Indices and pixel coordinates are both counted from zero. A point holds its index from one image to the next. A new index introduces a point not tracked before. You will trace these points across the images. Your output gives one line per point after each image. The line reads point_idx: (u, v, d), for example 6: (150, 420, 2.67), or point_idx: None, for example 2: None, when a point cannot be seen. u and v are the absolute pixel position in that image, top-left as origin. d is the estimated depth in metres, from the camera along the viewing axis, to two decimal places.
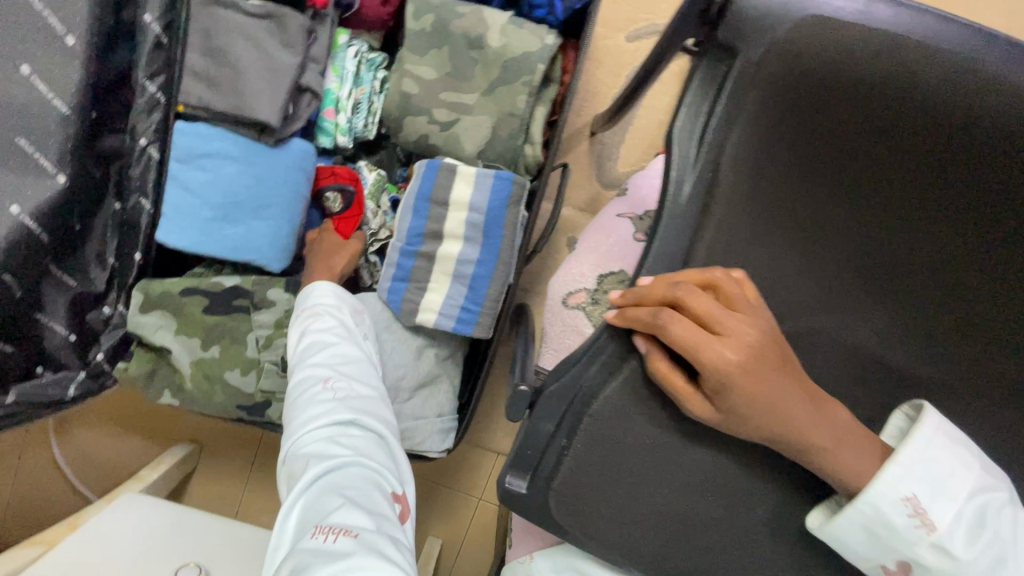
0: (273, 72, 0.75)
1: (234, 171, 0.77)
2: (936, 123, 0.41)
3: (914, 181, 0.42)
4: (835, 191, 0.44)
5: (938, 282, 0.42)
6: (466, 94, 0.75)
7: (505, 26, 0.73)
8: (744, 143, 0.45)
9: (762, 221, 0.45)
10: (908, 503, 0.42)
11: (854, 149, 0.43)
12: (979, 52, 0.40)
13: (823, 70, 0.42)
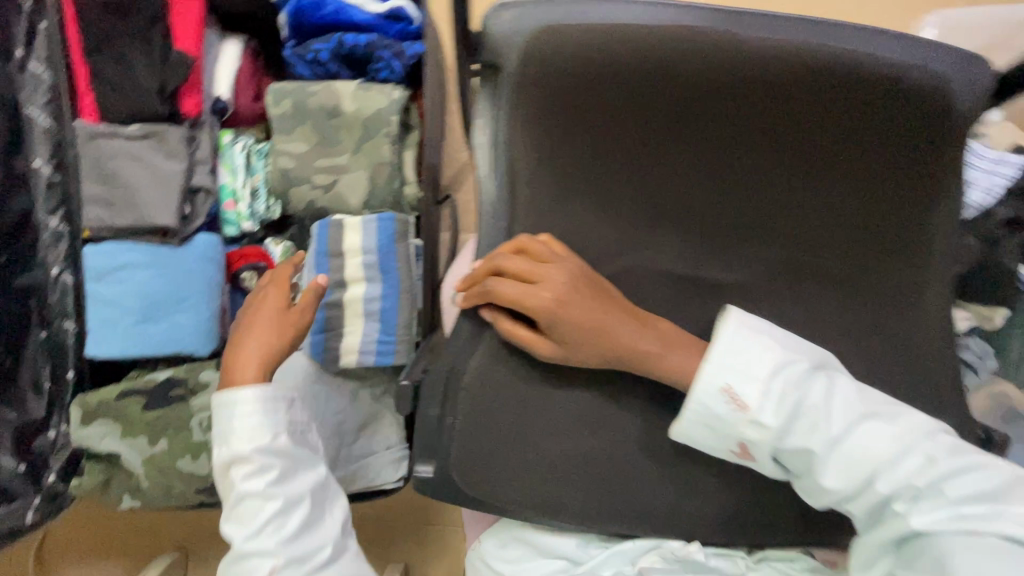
0: (162, 181, 0.84)
1: (147, 275, 0.83)
2: (658, 88, 0.52)
3: (658, 136, 0.53)
4: (606, 157, 0.54)
5: (695, 206, 0.54)
6: (338, 156, 0.85)
7: (355, 92, 0.83)
8: (529, 137, 0.54)
9: (559, 196, 0.54)
10: (725, 393, 0.50)
11: (610, 121, 0.53)
12: (675, 25, 0.51)
13: (569, 68, 0.51)
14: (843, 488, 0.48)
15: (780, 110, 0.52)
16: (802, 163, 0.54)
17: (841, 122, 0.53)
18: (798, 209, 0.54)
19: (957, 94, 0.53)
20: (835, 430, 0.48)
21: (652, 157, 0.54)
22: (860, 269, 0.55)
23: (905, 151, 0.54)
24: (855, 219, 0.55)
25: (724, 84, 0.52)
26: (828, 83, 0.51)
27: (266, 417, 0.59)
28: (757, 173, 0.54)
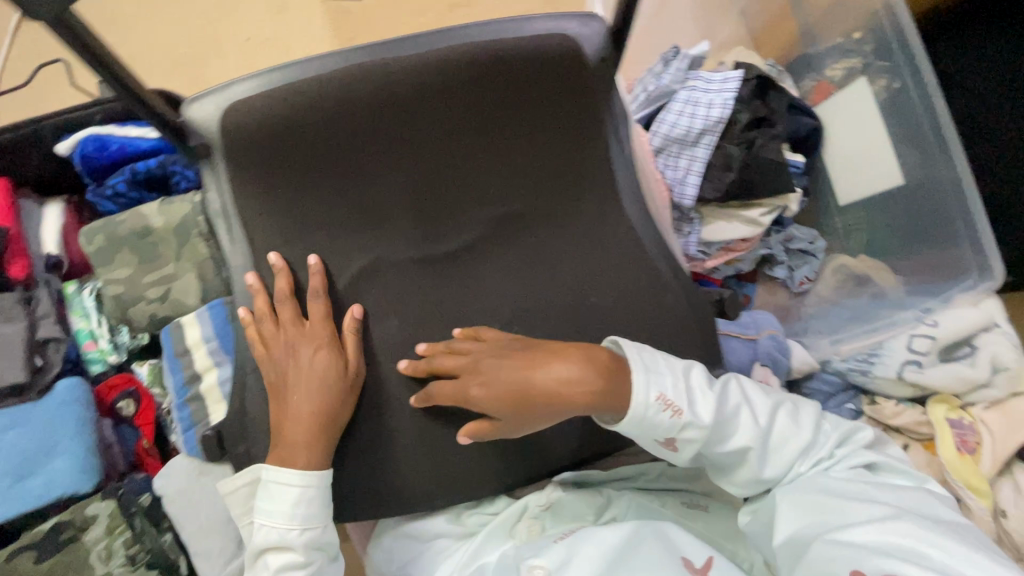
0: (6, 344, 0.90)
1: (14, 435, 0.88)
2: (342, 129, 0.62)
3: (358, 164, 0.63)
4: (325, 195, 0.63)
5: (409, 210, 0.65)
6: (162, 267, 0.92)
7: (159, 209, 0.92)
8: (250, 194, 0.62)
9: (296, 236, 0.63)
10: (661, 397, 0.59)
11: (317, 166, 0.63)
12: (333, 76, 0.60)
13: (261, 134, 0.61)
14: (751, 461, 0.62)
15: (445, 116, 0.64)
16: (486, 147, 0.65)
17: (499, 100, 0.64)
18: (495, 176, 0.65)
19: (581, 47, 0.64)
20: (749, 419, 0.62)
21: (359, 177, 0.64)
22: (561, 205, 0.63)
23: (561, 105, 0.65)
24: (542, 168, 0.64)
25: (395, 110, 0.62)
26: (474, 73, 0.62)
27: (319, 514, 0.63)
28: (450, 161, 0.65)
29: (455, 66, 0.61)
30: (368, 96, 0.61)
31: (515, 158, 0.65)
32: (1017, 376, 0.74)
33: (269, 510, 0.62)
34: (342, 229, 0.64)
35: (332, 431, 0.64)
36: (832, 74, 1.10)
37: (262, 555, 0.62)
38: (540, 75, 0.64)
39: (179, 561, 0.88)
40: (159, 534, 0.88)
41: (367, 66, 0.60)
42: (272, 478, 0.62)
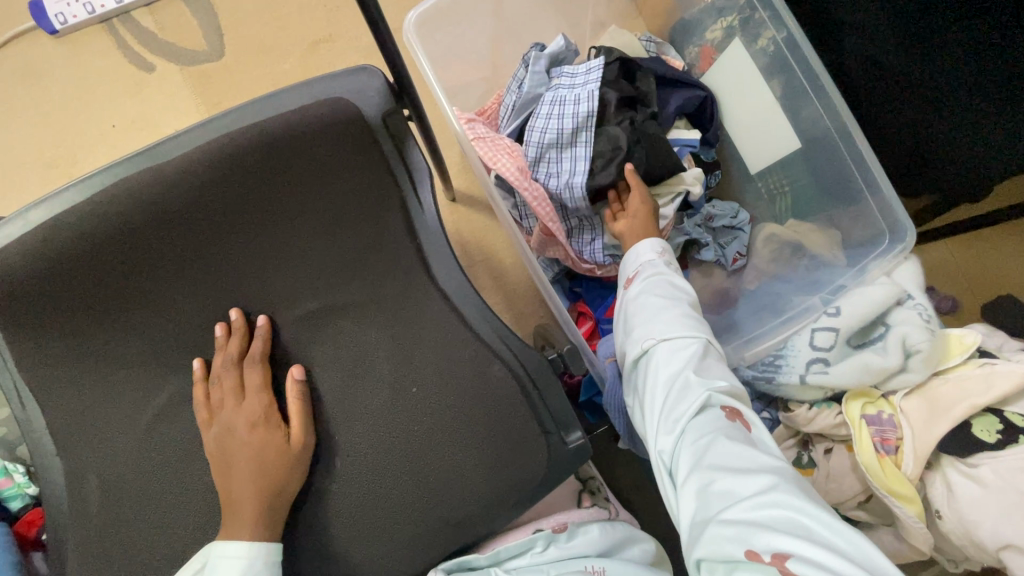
0: None
1: None
2: (117, 259, 0.54)
3: (150, 288, 0.56)
4: (120, 328, 0.56)
5: (221, 317, 0.59)
6: None
7: None
8: (18, 356, 0.54)
9: (89, 387, 0.56)
10: (657, 247, 0.75)
11: (102, 301, 0.55)
12: (89, 204, 0.52)
13: (19, 285, 0.52)
14: (666, 322, 0.63)
15: (228, 214, 0.55)
16: (288, 237, 0.57)
17: (280, 188, 0.56)
18: (297, 273, 0.58)
19: (359, 107, 0.56)
20: (689, 297, 0.67)
21: (147, 306, 0.57)
22: (373, 290, 0.58)
23: (353, 177, 0.57)
24: (348, 253, 0.58)
25: (174, 224, 0.54)
26: (242, 167, 0.54)
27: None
28: (246, 267, 0.58)
29: (216, 164, 0.54)
30: (124, 220, 0.53)
31: (314, 249, 0.58)
32: (933, 357, 0.67)
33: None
34: (147, 366, 0.58)
35: (277, 505, 0.52)
36: (712, 37, 1.01)
37: None
38: (319, 151, 0.55)
39: None
40: None
41: (118, 185, 0.53)
42: (218, 550, 0.50)
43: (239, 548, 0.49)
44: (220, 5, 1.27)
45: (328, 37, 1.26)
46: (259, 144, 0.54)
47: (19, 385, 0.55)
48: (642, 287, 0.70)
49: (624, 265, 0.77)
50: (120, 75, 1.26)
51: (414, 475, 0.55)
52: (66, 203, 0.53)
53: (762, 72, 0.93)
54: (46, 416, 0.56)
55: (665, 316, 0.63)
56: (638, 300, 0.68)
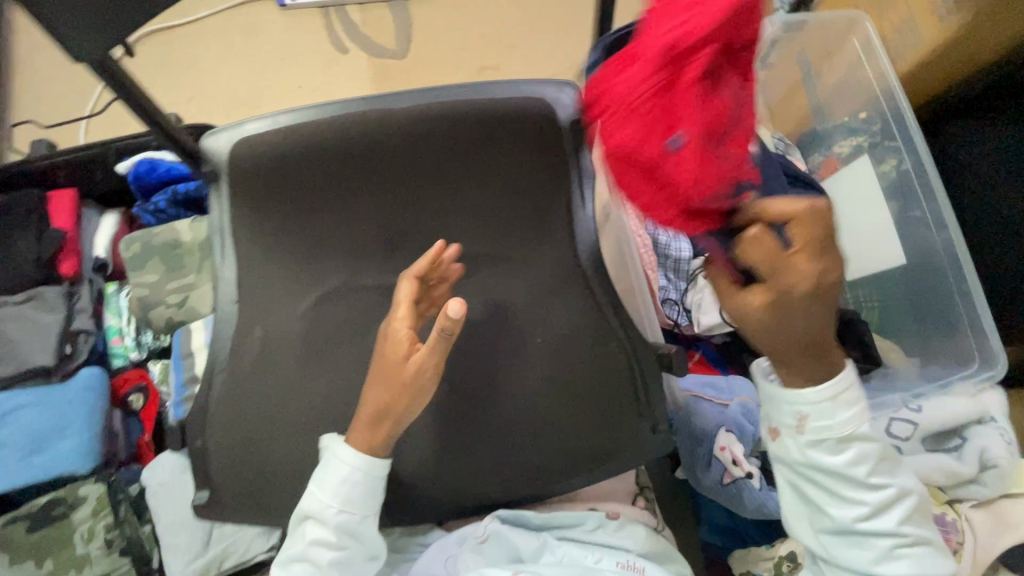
0: (43, 331, 1.02)
1: (33, 412, 0.98)
2: (331, 173, 0.64)
3: (348, 202, 0.67)
4: (313, 227, 0.67)
5: (388, 242, 0.68)
6: (187, 275, 1.03)
7: (192, 225, 1.04)
8: (237, 224, 0.68)
9: (275, 261, 0.68)
10: (797, 416, 0.60)
11: (310, 202, 0.66)
12: (325, 127, 0.62)
13: (261, 172, 0.65)
14: (837, 520, 0.62)
15: (427, 164, 0.65)
16: (466, 198, 0.67)
17: (473, 162, 0.64)
18: (462, 227, 0.68)
19: (558, 112, 0.63)
20: (847, 481, 0.61)
21: (337, 214, 0.67)
22: (519, 261, 0.68)
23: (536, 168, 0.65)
24: (513, 223, 0.67)
25: (383, 162, 0.64)
26: (456, 136, 0.63)
27: (374, 498, 0.64)
28: (425, 209, 0.68)
29: (431, 125, 0.62)
30: (344, 149, 0.63)
31: (480, 213, 0.67)
32: (1010, 476, 0.69)
33: (327, 490, 0.63)
34: (319, 261, 0.68)
35: (397, 411, 0.61)
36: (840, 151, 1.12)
37: (305, 523, 0.64)
38: (515, 140, 0.63)
39: (152, 553, 0.93)
40: (139, 523, 0.94)
41: (353, 119, 0.62)
42: (327, 447, 0.65)
43: (360, 457, 0.62)
44: (417, 15, 1.49)
45: (495, 60, 1.44)
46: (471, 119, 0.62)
47: (228, 244, 0.69)
48: (793, 473, 0.63)
49: (769, 414, 0.62)
50: (319, 48, 1.49)
51: (518, 418, 0.66)
52: (308, 119, 0.63)
53: (883, 192, 1.02)
54: (240, 270, 0.68)
55: (836, 516, 0.61)
56: (794, 486, 0.64)
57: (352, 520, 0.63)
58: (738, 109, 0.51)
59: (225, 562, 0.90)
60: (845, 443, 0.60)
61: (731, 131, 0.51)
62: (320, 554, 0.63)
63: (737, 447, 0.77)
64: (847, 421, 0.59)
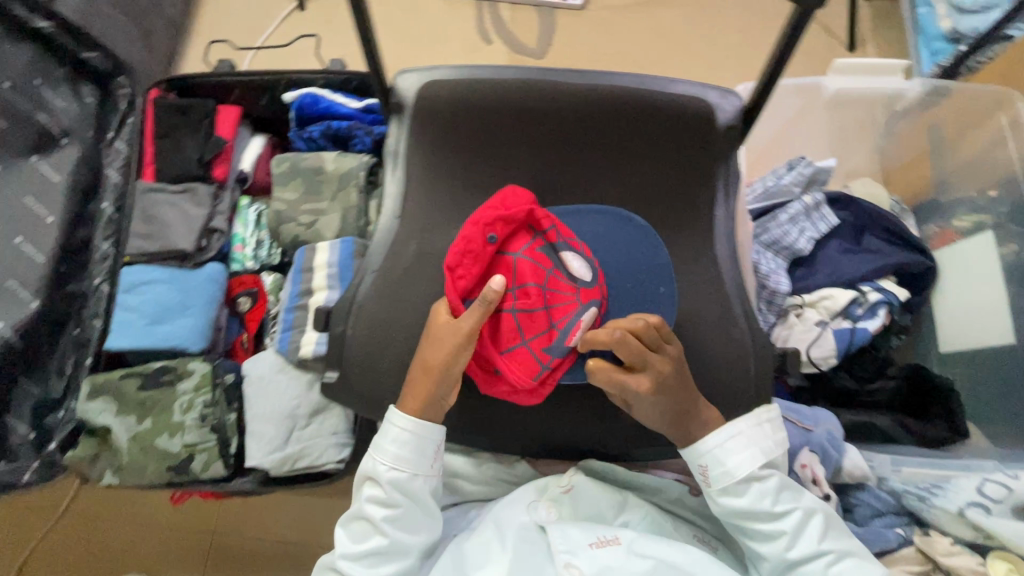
0: (188, 221, 1.13)
1: (164, 288, 1.08)
2: (511, 121, 0.77)
3: (516, 150, 0.78)
4: (480, 164, 0.78)
5: (539, 192, 0.79)
6: (321, 201, 1.12)
7: (338, 157, 1.14)
8: (418, 148, 0.79)
9: (441, 187, 0.79)
10: (699, 467, 0.71)
11: (485, 141, 0.78)
12: (519, 84, 0.76)
13: (451, 106, 0.78)
14: (776, 557, 0.69)
15: (592, 132, 0.77)
16: (617, 168, 0.77)
17: (636, 139, 0.76)
18: (607, 193, 0.78)
19: (716, 114, 0.76)
20: (763, 517, 0.69)
21: (503, 158, 0.78)
22: (650, 238, 0.76)
23: (684, 155, 0.77)
24: (651, 200, 0.77)
25: (557, 122, 0.77)
26: (631, 115, 0.76)
27: (422, 459, 0.72)
28: (579, 170, 0.78)
29: (607, 100, 0.76)
30: (530, 104, 0.76)
31: (626, 184, 0.77)
32: None
33: (382, 455, 0.72)
34: (478, 196, 0.78)
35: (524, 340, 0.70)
36: (959, 225, 1.12)
37: (365, 485, 0.73)
38: (671, 126, 0.76)
39: (232, 441, 1.01)
40: (228, 411, 1.01)
41: (543, 85, 0.76)
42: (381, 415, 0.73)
43: (412, 420, 0.71)
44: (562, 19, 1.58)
45: (629, 71, 1.49)
46: (640, 104, 0.76)
47: (402, 168, 0.80)
48: (727, 524, 0.72)
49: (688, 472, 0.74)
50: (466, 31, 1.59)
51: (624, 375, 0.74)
52: (507, 78, 0.77)
53: (1001, 273, 1.02)
54: (407, 194, 0.79)
55: (773, 551, 0.69)
56: (734, 534, 0.72)
57: (406, 479, 0.71)
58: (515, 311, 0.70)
59: (300, 461, 0.96)
60: (745, 483, 0.70)
61: (513, 320, 0.70)
62: (378, 512, 0.70)
63: (818, 466, 0.79)
64: (735, 462, 0.70)
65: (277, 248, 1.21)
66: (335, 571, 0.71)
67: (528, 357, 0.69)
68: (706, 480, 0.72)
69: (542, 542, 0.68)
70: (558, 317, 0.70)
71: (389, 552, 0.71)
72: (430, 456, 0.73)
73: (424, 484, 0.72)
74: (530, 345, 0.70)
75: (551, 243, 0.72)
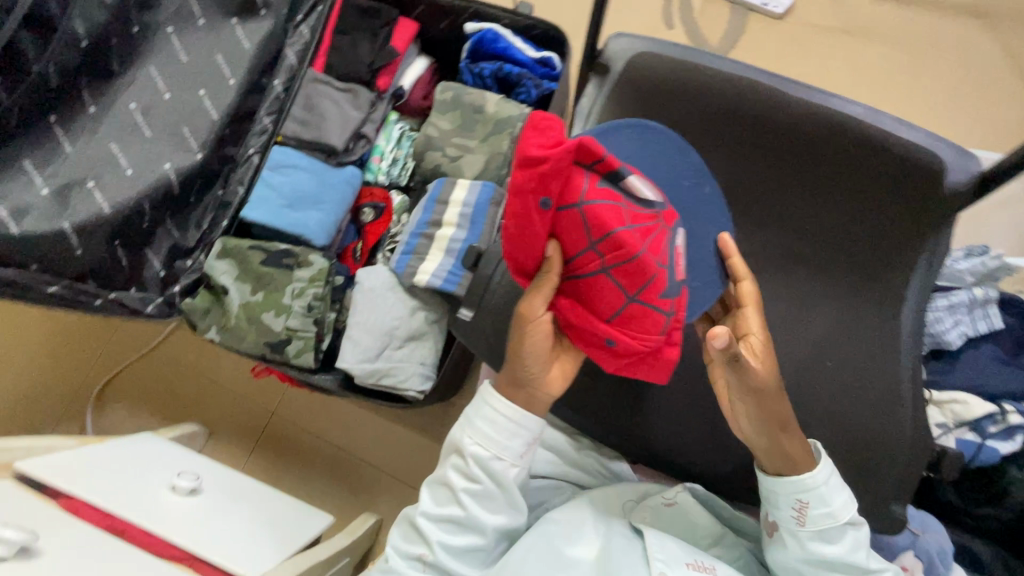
0: (345, 120, 1.15)
1: (305, 176, 1.11)
2: (712, 118, 0.73)
3: (705, 147, 0.75)
4: (664, 151, 0.76)
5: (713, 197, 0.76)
6: (472, 139, 1.12)
7: (500, 101, 1.12)
8: (609, 115, 0.77)
9: None
10: (797, 504, 0.67)
11: (677, 130, 0.75)
12: (737, 83, 0.72)
13: (656, 82, 0.74)
14: None
15: (796, 153, 0.71)
16: (807, 199, 0.72)
17: (839, 177, 0.71)
18: (785, 220, 0.74)
19: (949, 175, 0.67)
20: (845, 565, 0.67)
21: (689, 153, 0.75)
22: (818, 281, 0.73)
23: (887, 210, 0.70)
24: (831, 244, 0.72)
25: (761, 132, 0.72)
26: (844, 149, 0.70)
27: (514, 446, 0.75)
28: (764, 188, 0.74)
29: (827, 125, 0.70)
30: (739, 106, 0.72)
31: (809, 218, 0.73)
32: None
33: (475, 433, 0.75)
34: None
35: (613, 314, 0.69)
36: None
37: (455, 455, 0.77)
38: (888, 172, 0.69)
39: (326, 338, 1.04)
40: (328, 310, 1.05)
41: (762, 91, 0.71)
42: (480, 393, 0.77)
43: (512, 407, 0.74)
44: (755, 23, 1.48)
45: None
46: (862, 138, 0.69)
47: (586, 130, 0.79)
48: (798, 564, 0.69)
49: (770, 508, 0.70)
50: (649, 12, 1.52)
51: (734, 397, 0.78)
52: (725, 72, 0.73)
53: None
54: None
55: None
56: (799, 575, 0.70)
57: (496, 462, 0.75)
58: (609, 270, 0.67)
59: (385, 378, 0.99)
60: (841, 528, 0.67)
61: (610, 279, 0.67)
62: (463, 486, 0.75)
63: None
64: (839, 505, 0.66)
65: (409, 171, 1.23)
66: (415, 525, 0.77)
67: (647, 310, 0.68)
68: (797, 513, 0.68)
69: (636, 545, 0.73)
70: (659, 252, 0.67)
71: (467, 525, 0.75)
72: (519, 443, 0.76)
73: (509, 467, 0.75)
74: (639, 299, 0.68)
75: (613, 172, 0.67)
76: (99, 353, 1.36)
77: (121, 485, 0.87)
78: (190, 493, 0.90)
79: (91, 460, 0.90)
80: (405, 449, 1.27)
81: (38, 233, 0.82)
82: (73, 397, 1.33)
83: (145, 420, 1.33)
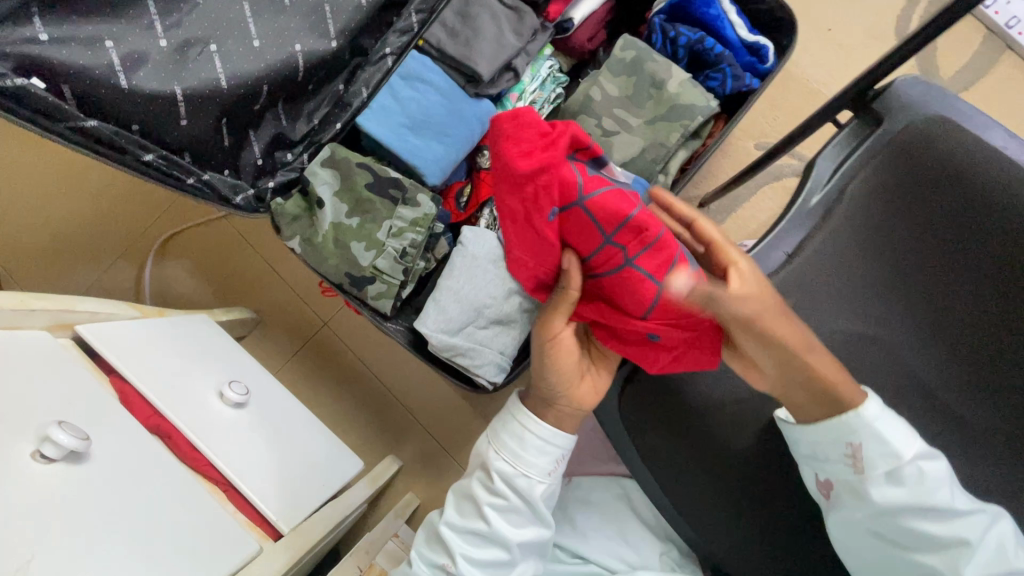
0: (499, 45, 0.96)
1: (435, 99, 0.96)
2: (988, 226, 0.54)
3: (959, 260, 0.56)
4: (901, 243, 0.60)
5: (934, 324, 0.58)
6: (634, 117, 0.93)
7: (684, 81, 0.92)
8: (863, 176, 0.61)
9: (841, 233, 0.62)
10: (847, 447, 0.59)
11: (931, 225, 0.58)
12: None
13: (933, 158, 0.57)
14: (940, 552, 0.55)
15: None
16: None
17: None
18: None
19: None
20: (925, 513, 0.55)
21: (935, 259, 0.58)
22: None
23: None
24: None
25: None
26: None
27: (543, 462, 0.71)
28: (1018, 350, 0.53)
29: None
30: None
31: None
32: None
33: (503, 446, 0.72)
34: (865, 276, 0.61)
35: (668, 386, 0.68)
36: None
37: (477, 470, 0.74)
38: None
39: (408, 288, 0.95)
40: (418, 260, 0.95)
41: None
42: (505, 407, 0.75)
43: (542, 424, 0.71)
44: (1011, 69, 1.18)
45: None
46: None
47: (830, 184, 0.63)
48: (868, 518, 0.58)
49: (815, 462, 0.61)
50: (880, 14, 1.24)
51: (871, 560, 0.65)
52: None
53: None
54: (807, 213, 0.64)
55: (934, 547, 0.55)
56: (880, 531, 0.58)
57: (521, 478, 0.71)
58: (612, 239, 0.67)
59: (458, 357, 0.90)
60: (914, 474, 0.56)
61: (637, 268, 0.67)
62: (489, 499, 0.71)
63: None
64: (886, 437, 0.57)
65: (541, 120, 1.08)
66: (438, 537, 0.73)
67: (669, 295, 0.66)
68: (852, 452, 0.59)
69: None
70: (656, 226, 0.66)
71: (493, 540, 0.70)
72: (544, 457, 0.72)
73: (535, 481, 0.71)
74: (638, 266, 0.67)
75: (597, 162, 0.74)
76: (169, 202, 1.30)
77: (175, 379, 0.82)
78: (238, 405, 0.85)
79: (149, 338, 0.85)
80: (444, 407, 1.22)
81: (147, 89, 0.70)
82: (139, 241, 1.30)
83: (203, 286, 1.30)
